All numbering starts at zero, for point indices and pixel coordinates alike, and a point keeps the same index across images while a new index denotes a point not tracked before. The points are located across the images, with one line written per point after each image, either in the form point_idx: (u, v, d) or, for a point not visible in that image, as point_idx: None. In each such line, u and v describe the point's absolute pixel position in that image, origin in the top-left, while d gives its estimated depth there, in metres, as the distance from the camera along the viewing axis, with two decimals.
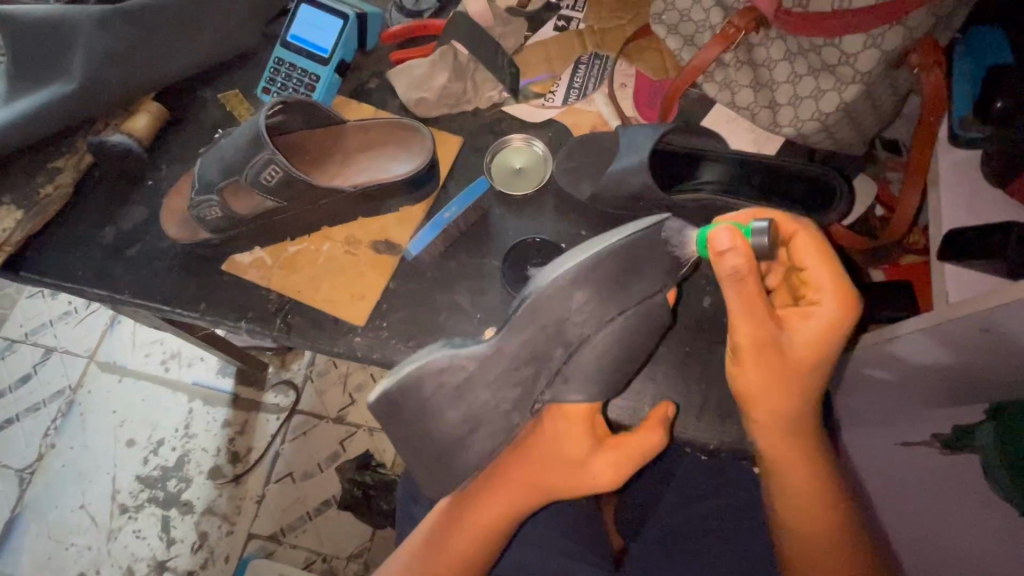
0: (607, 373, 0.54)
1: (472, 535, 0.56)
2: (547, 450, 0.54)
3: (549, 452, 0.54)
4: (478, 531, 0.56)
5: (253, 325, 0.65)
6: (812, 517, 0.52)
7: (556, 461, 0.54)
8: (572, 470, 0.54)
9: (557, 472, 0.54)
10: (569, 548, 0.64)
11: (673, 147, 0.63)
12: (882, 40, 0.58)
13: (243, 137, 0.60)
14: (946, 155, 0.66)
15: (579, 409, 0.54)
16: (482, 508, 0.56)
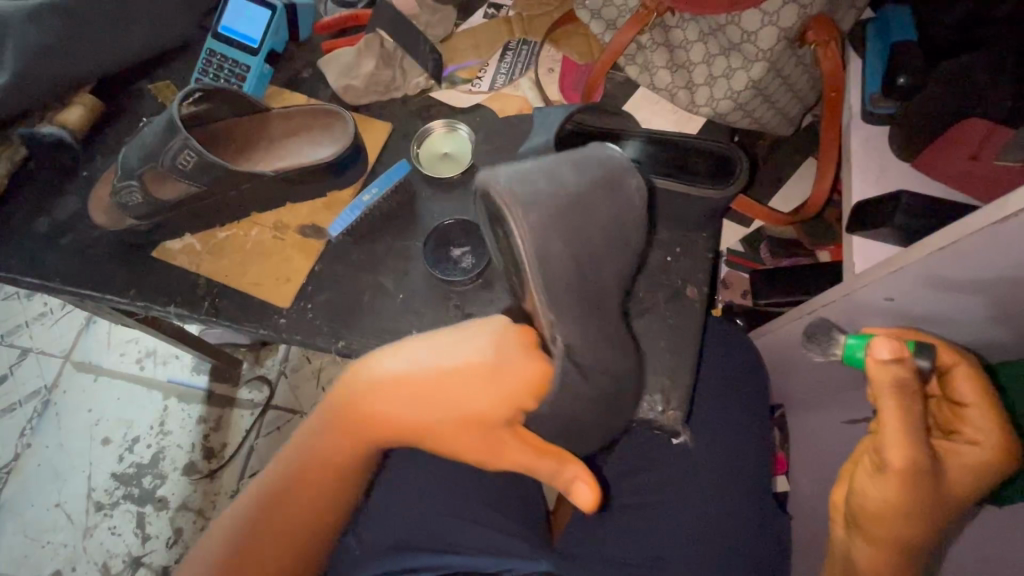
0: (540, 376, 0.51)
1: (354, 429, 0.55)
2: (459, 393, 0.52)
3: (457, 396, 0.52)
4: (355, 429, 0.55)
5: (181, 309, 0.66)
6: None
7: (458, 413, 0.52)
8: (470, 423, 0.52)
9: (460, 433, 0.53)
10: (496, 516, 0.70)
11: (586, 126, 0.64)
12: (777, 17, 0.60)
13: (160, 124, 0.60)
14: (858, 129, 0.67)
15: (524, 370, 0.50)
16: (375, 409, 0.54)
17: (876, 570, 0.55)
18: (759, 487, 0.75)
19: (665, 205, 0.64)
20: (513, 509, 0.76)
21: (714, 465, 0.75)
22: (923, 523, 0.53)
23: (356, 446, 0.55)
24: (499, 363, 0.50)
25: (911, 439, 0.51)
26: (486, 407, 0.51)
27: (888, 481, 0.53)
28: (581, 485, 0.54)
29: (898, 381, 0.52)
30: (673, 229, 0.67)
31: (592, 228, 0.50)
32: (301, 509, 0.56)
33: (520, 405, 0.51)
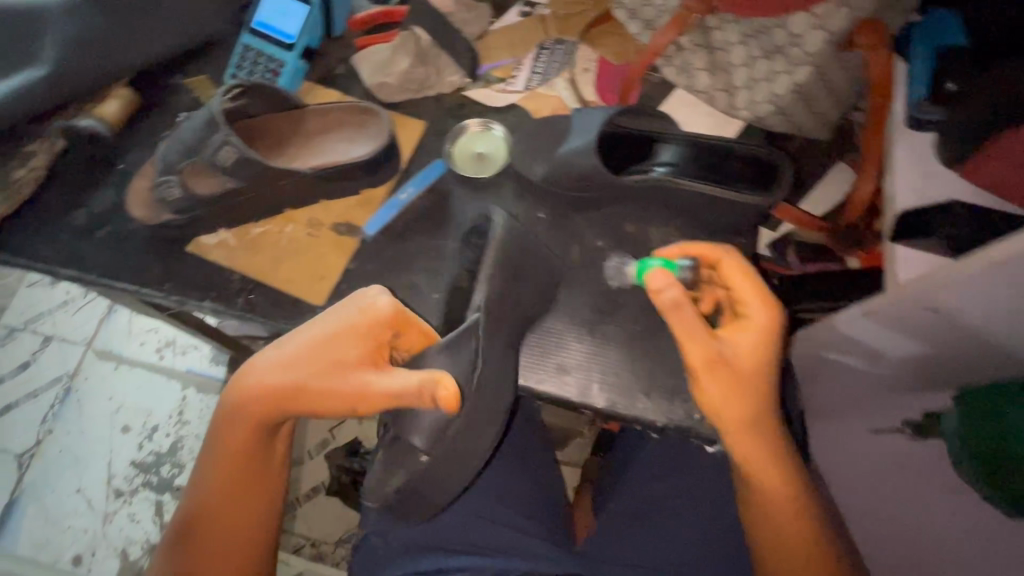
0: (389, 318, 0.53)
1: (237, 427, 0.52)
2: (320, 351, 0.51)
3: (319, 352, 0.51)
4: (245, 425, 0.52)
5: (217, 305, 0.67)
6: (776, 495, 0.53)
7: (322, 365, 0.51)
8: (331, 373, 0.50)
9: (316, 395, 0.50)
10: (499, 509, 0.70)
11: (625, 128, 0.64)
12: (826, 21, 0.58)
13: (201, 119, 0.61)
14: (903, 138, 0.66)
15: (377, 314, 0.53)
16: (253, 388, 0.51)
17: (767, 480, 0.53)
18: None
19: (702, 209, 0.63)
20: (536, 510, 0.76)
21: None
22: (759, 411, 0.52)
23: (242, 445, 0.53)
24: (352, 322, 0.52)
25: (738, 339, 0.52)
26: (343, 350, 0.51)
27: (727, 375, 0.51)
28: (443, 389, 0.48)
29: (677, 305, 0.50)
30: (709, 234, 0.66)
31: (530, 272, 0.61)
32: (218, 522, 0.53)
33: (367, 342, 0.52)
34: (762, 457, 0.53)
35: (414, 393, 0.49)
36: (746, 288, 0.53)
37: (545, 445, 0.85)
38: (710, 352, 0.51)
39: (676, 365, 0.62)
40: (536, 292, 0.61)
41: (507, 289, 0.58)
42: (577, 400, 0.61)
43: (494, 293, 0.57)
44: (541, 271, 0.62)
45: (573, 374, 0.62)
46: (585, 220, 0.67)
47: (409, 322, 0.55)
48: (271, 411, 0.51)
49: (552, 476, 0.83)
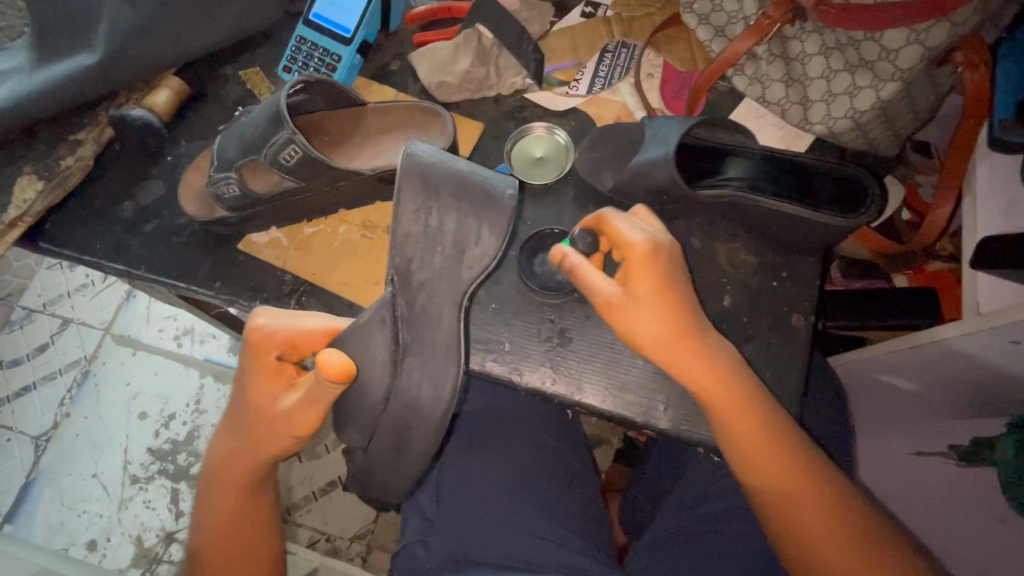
0: (272, 343, 0.49)
1: (217, 473, 0.52)
2: (244, 395, 0.51)
3: (241, 398, 0.51)
4: (229, 479, 0.51)
5: (268, 305, 0.65)
6: (767, 454, 0.52)
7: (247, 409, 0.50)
8: (261, 417, 0.49)
9: (257, 428, 0.49)
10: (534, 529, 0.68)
11: (697, 140, 0.61)
12: (925, 35, 0.56)
13: (264, 115, 0.58)
14: (985, 160, 0.64)
15: (254, 350, 0.49)
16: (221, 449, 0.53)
17: (744, 434, 0.52)
18: None
19: (773, 226, 0.61)
20: (581, 526, 0.73)
21: None
22: (689, 352, 0.51)
23: (231, 492, 0.52)
24: (247, 358, 0.50)
25: (655, 293, 0.50)
26: (251, 389, 0.50)
27: (646, 318, 0.50)
28: (328, 361, 0.44)
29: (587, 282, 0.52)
30: (779, 251, 0.64)
31: (462, 211, 0.54)
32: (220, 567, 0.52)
33: (268, 367, 0.49)
34: (730, 413, 0.52)
35: (318, 392, 0.46)
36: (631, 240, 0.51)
37: (584, 458, 0.83)
38: (627, 310, 0.51)
39: None
40: (472, 234, 0.53)
41: (415, 251, 0.52)
42: (640, 421, 0.59)
43: (404, 258, 0.52)
44: (472, 208, 0.54)
45: (635, 393, 0.60)
46: None
47: (298, 333, 0.49)
48: (234, 454, 0.51)
49: (593, 489, 0.81)
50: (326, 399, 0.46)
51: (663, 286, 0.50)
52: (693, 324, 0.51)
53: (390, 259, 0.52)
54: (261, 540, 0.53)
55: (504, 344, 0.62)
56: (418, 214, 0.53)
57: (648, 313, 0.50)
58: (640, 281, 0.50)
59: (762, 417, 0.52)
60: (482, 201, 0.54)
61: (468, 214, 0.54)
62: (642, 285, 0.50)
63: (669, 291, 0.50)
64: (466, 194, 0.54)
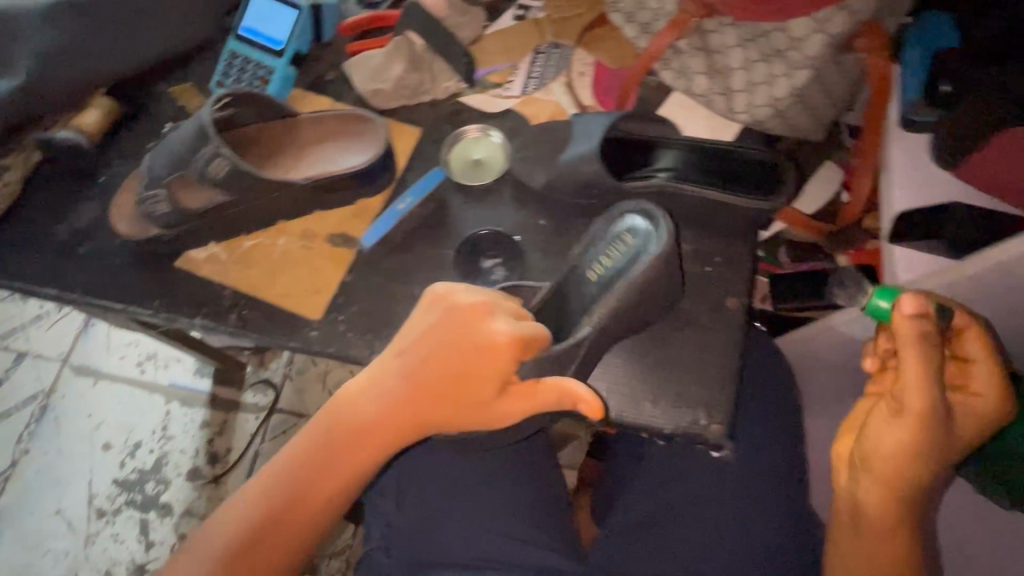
0: (530, 346, 0.51)
1: (347, 420, 0.52)
2: (428, 378, 0.51)
3: (432, 377, 0.51)
4: (365, 444, 0.52)
5: (208, 321, 0.64)
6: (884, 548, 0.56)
7: (437, 391, 0.51)
8: (467, 410, 0.51)
9: (447, 409, 0.51)
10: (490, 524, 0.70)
11: (626, 135, 0.64)
12: (827, 24, 0.59)
13: (189, 132, 0.58)
14: (898, 139, 0.67)
15: (500, 342, 0.49)
16: (356, 412, 0.52)
17: (881, 513, 0.56)
18: (794, 498, 0.73)
19: (702, 214, 0.64)
20: (549, 523, 0.73)
21: (754, 475, 0.73)
22: (919, 463, 0.54)
23: (356, 449, 0.52)
24: (474, 318, 0.51)
25: (930, 386, 0.53)
26: (467, 385, 0.50)
27: (901, 426, 0.54)
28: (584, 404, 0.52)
29: (921, 336, 0.53)
30: (714, 237, 0.65)
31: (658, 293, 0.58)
32: (300, 512, 0.52)
33: (493, 345, 0.49)
34: (891, 518, 0.56)
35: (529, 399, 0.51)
36: (978, 348, 0.56)
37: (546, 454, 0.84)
38: (924, 417, 0.53)
39: (687, 373, 0.61)
40: (666, 300, 0.59)
41: (629, 313, 0.57)
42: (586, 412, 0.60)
43: (613, 319, 0.56)
44: (672, 283, 0.58)
45: None
46: (586, 225, 0.66)
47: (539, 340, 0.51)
48: (394, 428, 0.52)
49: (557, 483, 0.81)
50: (541, 405, 0.51)
51: (916, 408, 0.53)
52: (942, 445, 0.54)
53: (602, 315, 0.56)
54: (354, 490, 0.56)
55: None
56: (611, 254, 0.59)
57: (929, 424, 0.53)
58: (912, 394, 0.53)
59: (906, 532, 0.56)
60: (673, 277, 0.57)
61: (668, 286, 0.58)
62: (928, 400, 0.53)
63: (926, 409, 0.53)
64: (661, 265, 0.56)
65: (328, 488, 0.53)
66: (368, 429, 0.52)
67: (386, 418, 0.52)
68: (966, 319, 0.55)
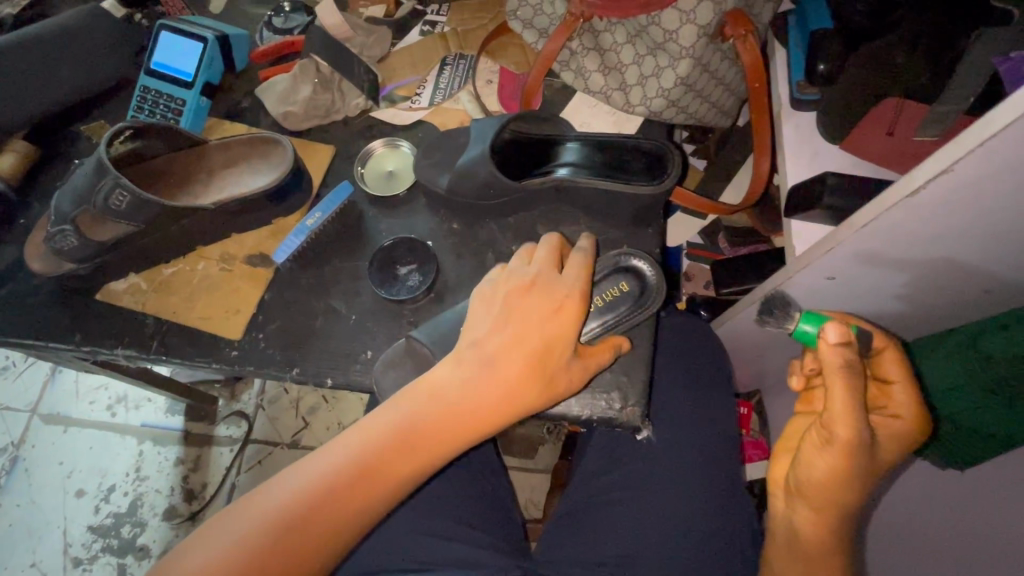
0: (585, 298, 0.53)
1: (419, 411, 0.47)
2: (502, 348, 0.49)
3: (508, 347, 0.49)
4: (443, 434, 0.47)
5: (131, 350, 0.65)
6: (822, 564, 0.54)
7: (516, 358, 0.49)
8: (544, 370, 0.50)
9: (535, 374, 0.49)
10: (435, 530, 0.70)
11: (525, 135, 0.66)
12: (694, 15, 0.63)
13: (89, 167, 0.59)
14: (789, 119, 0.71)
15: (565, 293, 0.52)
16: (431, 414, 0.47)
17: (821, 539, 0.53)
18: (732, 475, 0.74)
19: (602, 204, 0.65)
20: (495, 523, 0.74)
21: (695, 457, 0.74)
22: (850, 489, 0.51)
23: (432, 446, 0.47)
24: (543, 307, 0.51)
25: (856, 411, 0.49)
26: (543, 338, 0.50)
27: (832, 453, 0.51)
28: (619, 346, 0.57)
29: (846, 365, 0.49)
30: (619, 226, 0.67)
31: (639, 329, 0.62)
32: (363, 497, 0.45)
33: (562, 331, 0.51)
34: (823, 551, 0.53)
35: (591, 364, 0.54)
36: (894, 371, 0.55)
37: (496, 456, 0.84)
38: (851, 445, 0.50)
39: None
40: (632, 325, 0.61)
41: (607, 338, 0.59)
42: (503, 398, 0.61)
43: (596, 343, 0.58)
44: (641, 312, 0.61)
45: None
46: (497, 226, 0.68)
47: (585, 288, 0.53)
48: (478, 409, 0.48)
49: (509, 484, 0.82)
50: (598, 362, 0.55)
51: (848, 437, 0.50)
52: (869, 468, 0.52)
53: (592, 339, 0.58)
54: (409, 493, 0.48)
55: (368, 352, 0.64)
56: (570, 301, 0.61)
57: (858, 449, 0.50)
58: (841, 423, 0.50)
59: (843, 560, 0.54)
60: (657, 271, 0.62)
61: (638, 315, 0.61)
62: (857, 422, 0.49)
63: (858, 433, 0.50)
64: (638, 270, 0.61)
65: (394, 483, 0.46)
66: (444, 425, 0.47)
67: (472, 398, 0.47)
68: (884, 341, 0.55)
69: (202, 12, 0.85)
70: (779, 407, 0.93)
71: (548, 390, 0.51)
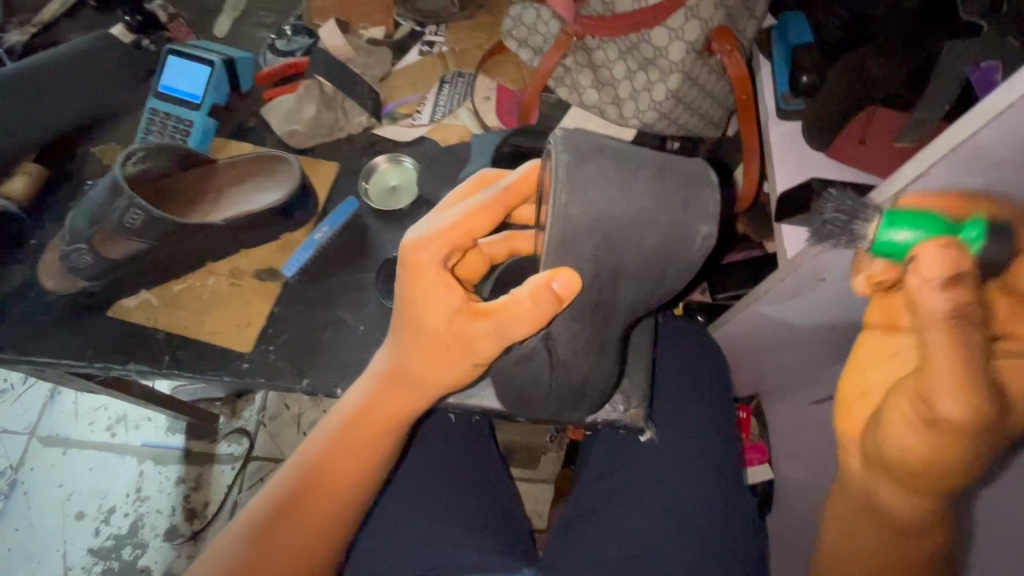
0: (460, 238, 0.44)
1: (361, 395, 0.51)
2: (411, 328, 0.47)
3: (413, 327, 0.47)
4: (389, 408, 0.50)
5: (143, 365, 0.66)
6: None
7: (419, 336, 0.46)
8: (449, 342, 0.46)
9: (430, 347, 0.46)
10: (444, 537, 0.71)
11: (521, 148, 0.68)
12: (682, 32, 0.66)
13: (105, 188, 0.62)
14: (776, 127, 0.75)
15: (429, 259, 0.44)
16: (382, 395, 0.50)
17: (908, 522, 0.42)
18: (733, 475, 0.76)
19: None
20: (502, 529, 0.75)
21: (697, 458, 0.75)
22: (960, 468, 0.39)
23: (381, 418, 0.51)
24: (417, 290, 0.45)
25: (963, 369, 0.36)
26: (429, 314, 0.45)
27: (928, 432, 0.39)
28: (555, 287, 0.42)
29: (953, 310, 0.36)
30: None
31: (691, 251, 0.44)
32: (330, 472, 0.50)
33: (454, 305, 0.45)
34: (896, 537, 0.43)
35: (516, 317, 0.43)
36: None
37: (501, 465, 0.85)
38: (962, 418, 0.37)
39: None
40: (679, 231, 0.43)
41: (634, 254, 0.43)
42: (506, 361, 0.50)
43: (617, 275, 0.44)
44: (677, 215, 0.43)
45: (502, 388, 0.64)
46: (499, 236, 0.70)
47: (465, 224, 0.44)
48: (400, 381, 0.50)
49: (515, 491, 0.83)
50: (525, 316, 0.43)
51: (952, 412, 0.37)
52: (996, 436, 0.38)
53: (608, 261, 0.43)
54: (377, 458, 0.51)
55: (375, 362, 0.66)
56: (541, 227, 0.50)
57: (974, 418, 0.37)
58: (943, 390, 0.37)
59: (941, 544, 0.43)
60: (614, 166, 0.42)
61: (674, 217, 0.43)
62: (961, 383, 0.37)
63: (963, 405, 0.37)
64: (590, 190, 0.41)
65: (353, 454, 0.50)
66: (387, 402, 0.50)
67: (393, 373, 0.50)
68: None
69: (206, 35, 0.87)
70: (777, 408, 0.95)
71: (454, 358, 0.46)
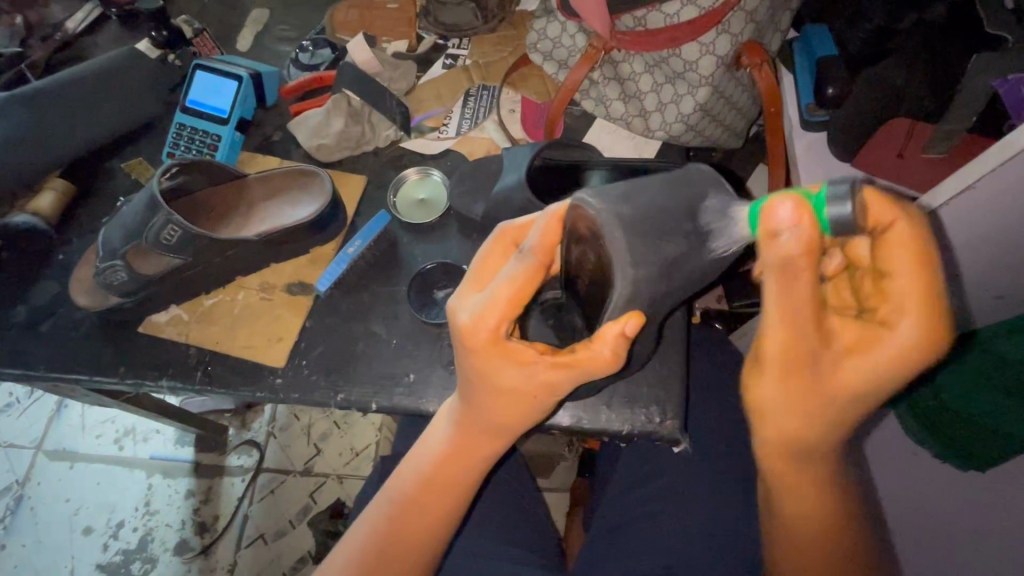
0: (516, 305, 0.43)
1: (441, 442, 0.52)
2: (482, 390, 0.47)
3: (486, 393, 0.47)
4: (473, 450, 0.52)
5: (175, 381, 0.66)
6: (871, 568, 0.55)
7: (496, 398, 0.46)
8: (525, 399, 0.46)
9: (510, 401, 0.46)
10: (474, 549, 0.70)
11: (553, 160, 0.69)
12: (714, 46, 0.68)
13: (140, 204, 0.63)
14: (800, 138, 0.76)
15: (485, 335, 0.43)
16: (464, 440, 0.52)
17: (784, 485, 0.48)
18: None
19: None
20: (531, 541, 0.74)
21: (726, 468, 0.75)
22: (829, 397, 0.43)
23: (462, 461, 0.52)
24: (486, 362, 0.44)
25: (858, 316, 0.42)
26: (502, 377, 0.45)
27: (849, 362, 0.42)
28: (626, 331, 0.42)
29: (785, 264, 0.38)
30: None
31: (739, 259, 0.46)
32: (421, 513, 0.52)
33: (530, 366, 0.44)
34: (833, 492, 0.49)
35: (594, 367, 0.44)
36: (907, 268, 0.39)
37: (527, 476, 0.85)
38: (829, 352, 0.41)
39: (639, 375, 0.64)
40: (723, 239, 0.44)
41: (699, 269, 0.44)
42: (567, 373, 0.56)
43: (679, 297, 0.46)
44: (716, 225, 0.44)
45: None
46: None
47: (514, 295, 0.43)
48: (482, 431, 0.50)
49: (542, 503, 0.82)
50: (598, 361, 0.43)
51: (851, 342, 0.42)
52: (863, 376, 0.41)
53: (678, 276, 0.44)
54: (462, 494, 0.53)
55: (409, 375, 0.66)
56: (572, 263, 0.49)
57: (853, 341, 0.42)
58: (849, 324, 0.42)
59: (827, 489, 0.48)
60: (653, 213, 0.42)
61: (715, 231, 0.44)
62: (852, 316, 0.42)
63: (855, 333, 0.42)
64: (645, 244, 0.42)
65: (442, 493, 0.53)
66: (469, 449, 0.52)
67: (466, 422, 0.51)
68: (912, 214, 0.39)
69: (229, 49, 0.87)
70: None
71: (531, 405, 0.47)
